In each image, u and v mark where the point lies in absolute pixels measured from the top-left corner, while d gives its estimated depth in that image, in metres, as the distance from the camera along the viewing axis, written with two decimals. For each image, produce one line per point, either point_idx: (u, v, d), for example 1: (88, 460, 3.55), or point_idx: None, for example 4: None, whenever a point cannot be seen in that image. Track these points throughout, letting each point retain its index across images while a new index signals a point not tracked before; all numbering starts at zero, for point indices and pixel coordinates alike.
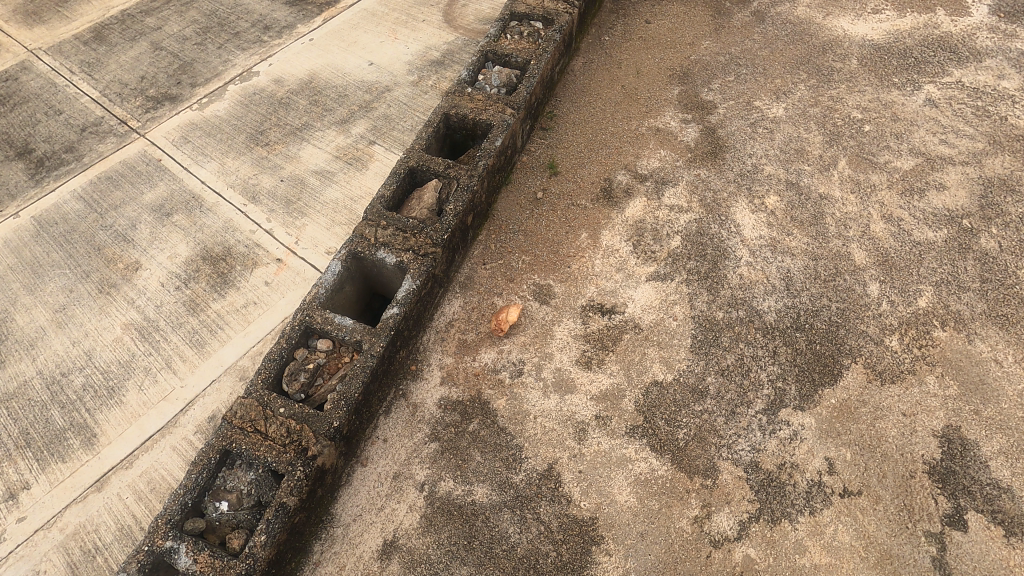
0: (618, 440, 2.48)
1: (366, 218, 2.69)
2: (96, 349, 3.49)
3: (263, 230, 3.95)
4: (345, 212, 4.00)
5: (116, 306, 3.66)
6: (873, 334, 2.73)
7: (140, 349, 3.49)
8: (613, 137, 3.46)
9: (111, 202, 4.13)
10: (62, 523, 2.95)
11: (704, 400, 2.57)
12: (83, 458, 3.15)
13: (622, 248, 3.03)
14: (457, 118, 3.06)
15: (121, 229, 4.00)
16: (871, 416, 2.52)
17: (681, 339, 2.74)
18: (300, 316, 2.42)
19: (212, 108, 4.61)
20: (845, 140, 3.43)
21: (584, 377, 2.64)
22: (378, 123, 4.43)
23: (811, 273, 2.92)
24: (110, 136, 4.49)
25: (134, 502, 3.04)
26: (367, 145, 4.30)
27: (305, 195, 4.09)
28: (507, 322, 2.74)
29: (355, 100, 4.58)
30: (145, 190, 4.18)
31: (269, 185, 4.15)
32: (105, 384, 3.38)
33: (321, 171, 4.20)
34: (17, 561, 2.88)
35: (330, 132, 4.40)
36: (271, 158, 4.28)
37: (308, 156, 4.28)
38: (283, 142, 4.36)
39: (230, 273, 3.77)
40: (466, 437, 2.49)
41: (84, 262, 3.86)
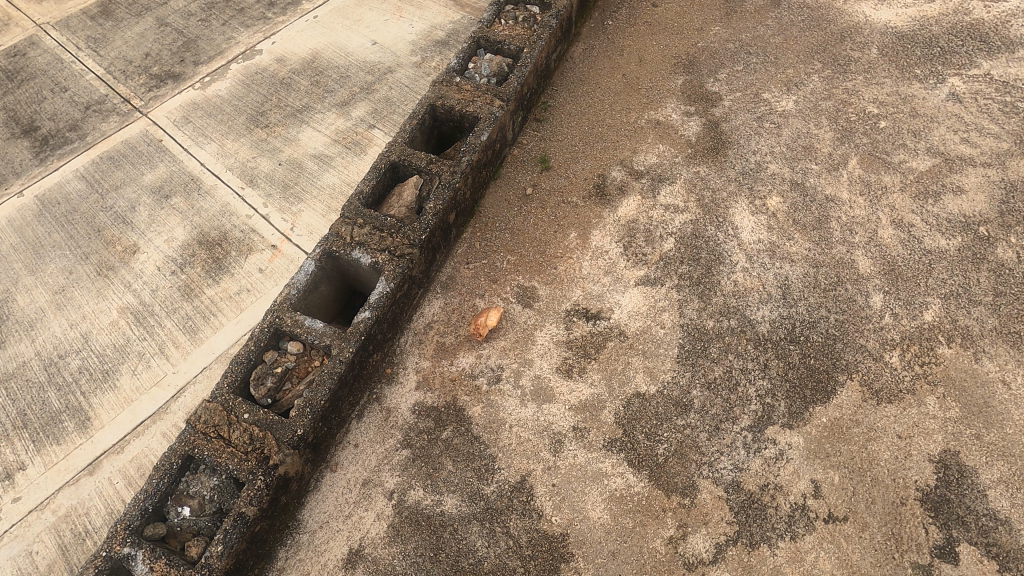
0: (594, 454, 2.39)
1: (342, 215, 2.60)
2: (93, 332, 3.48)
3: (259, 215, 3.88)
4: (342, 198, 3.91)
5: (113, 289, 3.64)
6: (872, 349, 2.58)
7: (136, 334, 3.47)
8: (609, 130, 3.29)
9: (112, 183, 4.09)
10: (55, 504, 2.96)
11: (688, 414, 2.46)
12: (76, 441, 3.15)
13: (611, 249, 2.90)
14: (444, 110, 2.93)
15: (121, 211, 3.96)
16: (864, 437, 2.39)
17: (668, 348, 2.62)
18: (270, 318, 2.36)
19: (214, 87, 4.52)
20: (857, 137, 3.23)
21: (564, 387, 2.54)
22: (379, 106, 4.30)
23: (811, 281, 2.77)
24: (113, 115, 4.43)
25: (125, 485, 3.03)
26: (366, 129, 4.18)
27: (303, 180, 4.00)
28: (487, 326, 2.65)
29: (355, 82, 4.44)
30: (146, 171, 4.13)
31: (267, 169, 4.07)
32: (100, 367, 3.37)
33: (319, 155, 4.10)
34: (10, 540, 2.90)
35: (329, 115, 4.28)
36: (269, 140, 4.20)
37: (307, 139, 4.18)
38: (283, 124, 4.27)
39: (225, 259, 3.72)
40: (438, 445, 2.43)
41: (84, 244, 3.84)
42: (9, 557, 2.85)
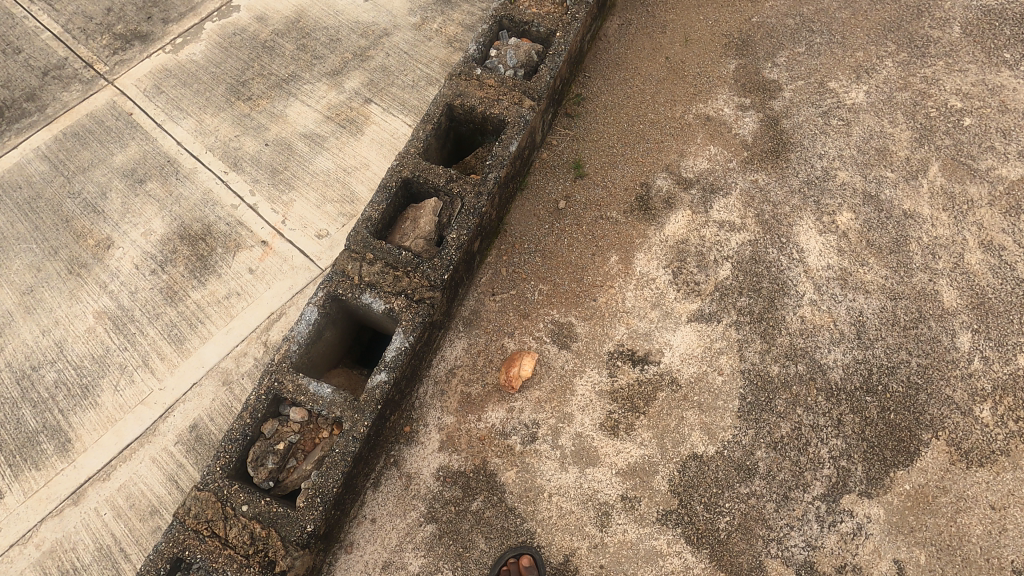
0: (647, 529, 2.11)
1: (349, 248, 2.20)
2: (68, 340, 2.98)
3: (246, 205, 3.29)
4: (337, 185, 3.30)
5: (87, 290, 3.11)
6: (960, 401, 2.26)
7: (115, 343, 2.97)
8: (652, 128, 2.84)
9: (79, 164, 3.47)
10: (40, 539, 2.59)
11: (751, 481, 2.17)
12: (58, 465, 2.73)
13: (659, 277, 2.51)
14: (463, 110, 2.47)
15: (89, 198, 3.37)
16: (952, 508, 2.11)
17: (727, 400, 2.29)
18: (267, 382, 1.99)
19: (188, 50, 3.81)
20: (939, 138, 2.79)
21: (610, 448, 2.22)
22: (375, 76, 3.61)
23: (888, 318, 2.41)
24: (76, 82, 3.74)
25: (115, 516, 2.62)
26: (363, 104, 3.52)
27: (294, 163, 3.38)
28: (520, 378, 2.31)
29: (347, 46, 3.73)
30: (116, 151, 3.50)
31: (252, 149, 3.44)
32: (79, 381, 2.90)
33: (310, 135, 3.46)
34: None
35: (320, 86, 3.61)
36: (253, 116, 3.55)
37: (297, 115, 3.53)
38: (268, 96, 3.60)
39: (211, 256, 3.16)
40: (468, 519, 2.13)
41: (52, 237, 3.27)
42: None
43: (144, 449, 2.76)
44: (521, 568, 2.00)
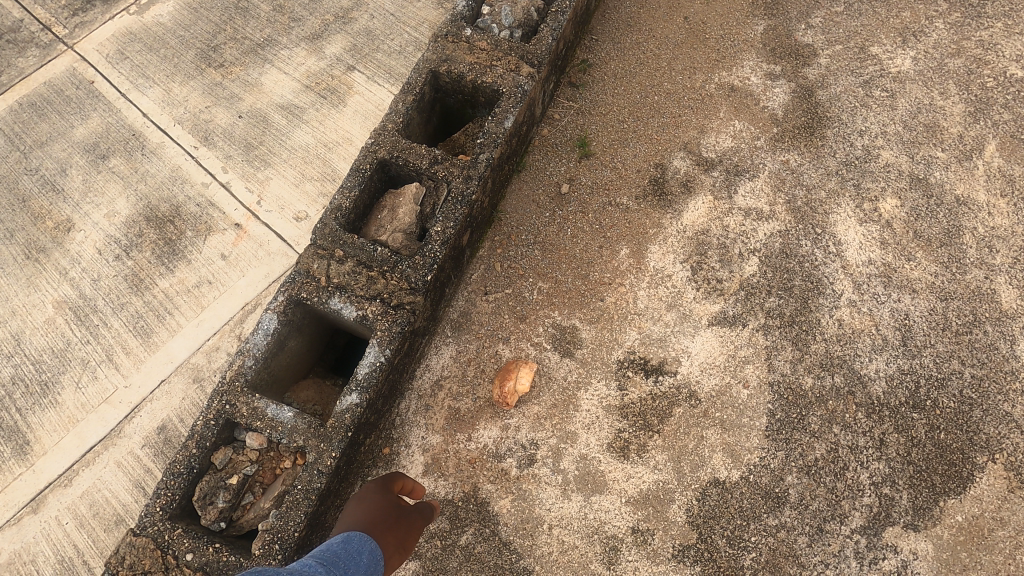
0: (661, 568, 1.84)
1: (316, 243, 1.88)
2: (24, 333, 2.58)
3: (218, 183, 2.82)
4: (319, 162, 2.82)
5: (44, 278, 2.68)
6: (1020, 419, 1.98)
7: (77, 335, 2.56)
8: (669, 100, 2.48)
9: (33, 136, 2.97)
10: None
11: (781, 511, 1.89)
12: (14, 470, 2.38)
13: (676, 274, 2.19)
14: (451, 78, 2.12)
15: (47, 174, 2.89)
16: (1010, 543, 1.84)
17: (753, 417, 1.99)
18: (218, 405, 1.69)
19: (156, 10, 3.25)
20: (995, 112, 2.44)
21: (619, 472, 1.94)
22: (359, 41, 3.08)
23: (939, 321, 2.10)
24: (31, 46, 3.18)
25: (77, 526, 2.28)
26: (345, 72, 2.99)
27: (270, 136, 2.89)
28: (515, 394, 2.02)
29: (328, 6, 3.18)
30: (76, 123, 2.99)
31: (225, 122, 2.94)
32: (36, 378, 2.51)
33: (288, 105, 2.95)
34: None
35: (299, 52, 3.07)
36: (225, 84, 3.02)
37: (273, 83, 3.01)
38: (242, 62, 3.07)
39: (179, 241, 2.71)
40: (456, 555, 1.86)
41: (5, 219, 2.81)
42: None
43: (109, 454, 2.38)
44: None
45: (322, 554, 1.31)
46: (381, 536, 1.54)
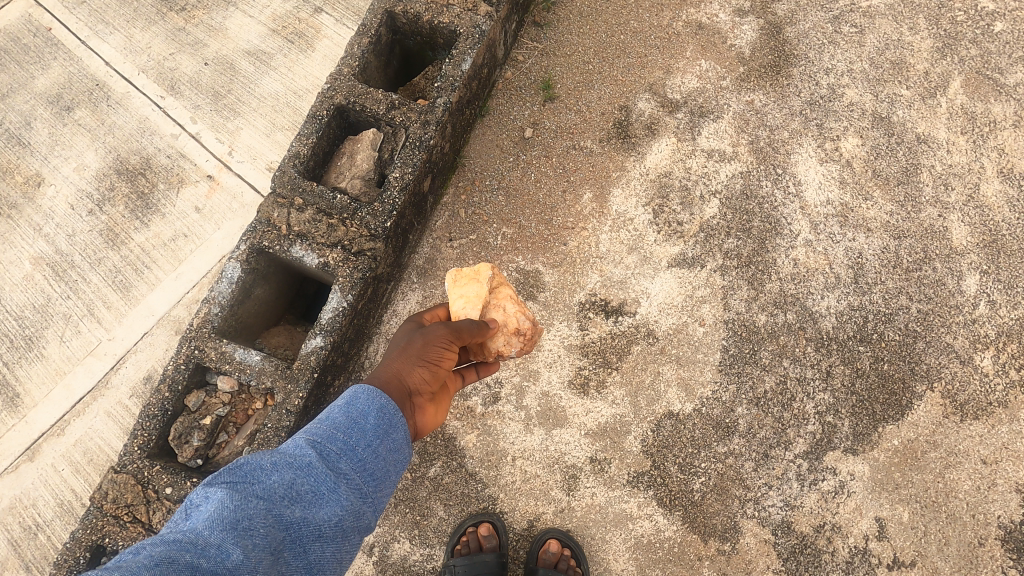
0: (617, 492, 1.97)
1: (275, 192, 1.89)
2: (3, 290, 2.61)
3: (188, 134, 2.75)
4: (287, 112, 2.73)
5: (18, 233, 2.68)
6: (960, 349, 2.08)
7: (56, 291, 2.59)
8: (635, 39, 2.42)
9: None
10: None
11: (730, 440, 2.01)
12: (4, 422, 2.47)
13: (637, 218, 2.22)
14: (408, 20, 2.08)
15: (12, 128, 2.83)
16: (941, 463, 1.98)
17: (708, 353, 2.08)
18: (187, 350, 1.76)
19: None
20: (963, 47, 2.40)
21: (578, 407, 2.04)
22: None
23: (889, 259, 2.16)
24: None
25: (73, 472, 2.39)
26: (311, 14, 2.87)
27: (238, 86, 2.80)
28: (510, 324, 1.65)
29: None
30: (37, 73, 2.90)
31: (190, 70, 2.84)
32: (19, 333, 2.55)
33: (254, 53, 2.83)
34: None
35: None
36: (189, 32, 2.90)
37: (238, 29, 2.88)
38: (205, 6, 2.95)
39: (152, 194, 2.68)
40: (426, 485, 2.00)
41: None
42: None
43: (97, 404, 2.43)
44: (480, 538, 1.91)
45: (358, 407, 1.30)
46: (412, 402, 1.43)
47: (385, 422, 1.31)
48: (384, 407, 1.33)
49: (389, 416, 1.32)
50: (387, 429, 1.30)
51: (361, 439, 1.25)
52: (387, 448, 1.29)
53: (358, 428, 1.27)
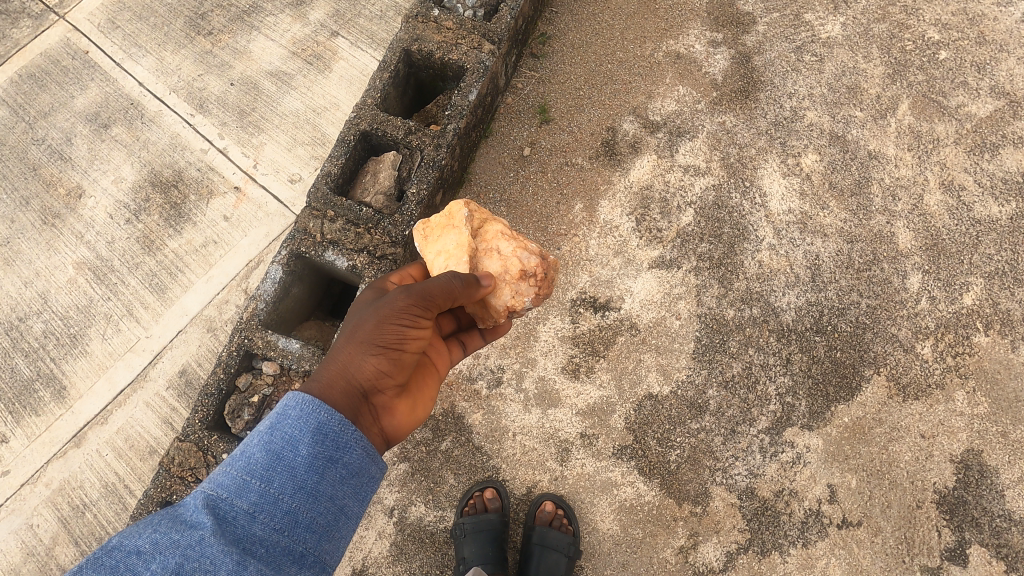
0: (603, 463, 2.29)
1: (310, 205, 2.22)
2: (51, 292, 2.93)
3: (216, 149, 3.06)
4: (308, 129, 3.04)
5: (63, 241, 3.00)
6: (903, 339, 2.38)
7: (98, 293, 2.91)
8: (621, 67, 2.74)
9: (40, 108, 3.21)
10: (48, 478, 2.69)
11: (702, 417, 2.32)
12: (57, 411, 2.78)
13: (622, 225, 2.54)
14: (422, 56, 2.42)
15: (56, 145, 3.15)
16: (885, 437, 2.28)
17: (683, 343, 2.39)
18: (238, 339, 2.09)
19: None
20: (912, 73, 2.71)
21: (570, 390, 2.36)
22: (340, 6, 3.22)
23: (843, 260, 2.47)
24: (24, 18, 3.37)
25: (116, 457, 2.70)
26: (329, 39, 3.16)
27: (262, 105, 3.10)
28: (509, 267, 1.78)
29: None
30: (76, 93, 3.22)
31: (218, 90, 3.15)
32: (67, 331, 2.87)
33: (276, 74, 3.13)
34: (8, 515, 2.67)
35: (284, 19, 3.22)
36: (216, 54, 3.21)
37: (261, 51, 3.18)
38: (230, 31, 3.24)
39: (184, 205, 3.00)
40: (438, 457, 2.31)
41: (21, 186, 3.11)
42: (12, 533, 2.64)
43: (138, 395, 2.77)
44: (485, 501, 2.25)
45: (282, 440, 1.42)
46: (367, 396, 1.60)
47: (320, 448, 1.44)
48: (318, 424, 1.46)
49: (326, 436, 1.46)
50: (325, 454, 1.44)
51: (286, 476, 1.39)
52: (316, 481, 1.42)
53: (283, 462, 1.40)
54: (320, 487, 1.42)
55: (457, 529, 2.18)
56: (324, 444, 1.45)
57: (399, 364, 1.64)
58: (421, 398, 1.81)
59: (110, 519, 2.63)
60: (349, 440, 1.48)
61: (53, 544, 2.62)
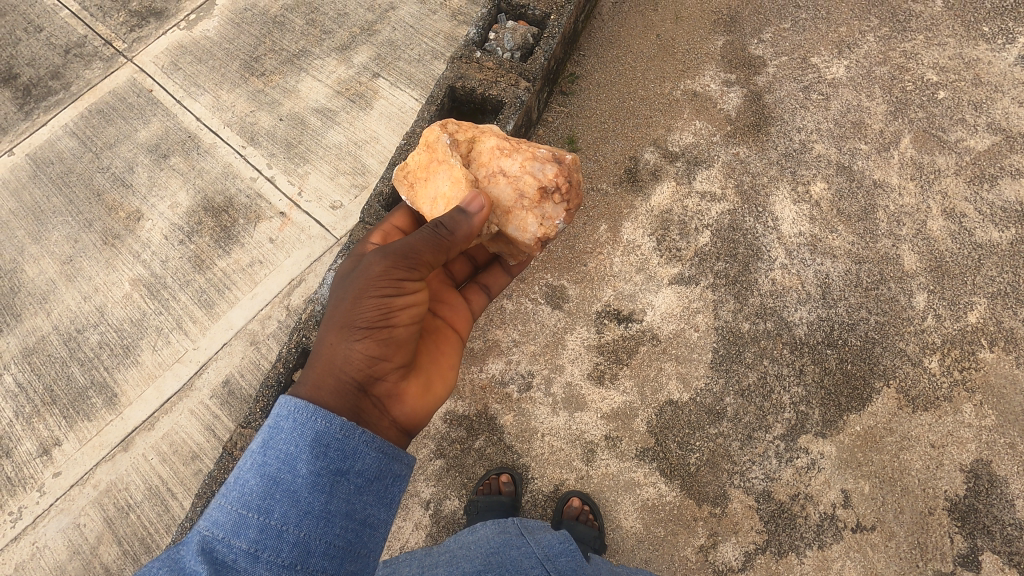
0: (627, 463, 2.44)
1: (363, 221, 2.49)
2: (108, 305, 3.15)
3: (264, 177, 3.34)
4: (350, 159, 3.34)
5: (122, 260, 3.24)
6: (911, 353, 2.53)
7: (151, 308, 3.14)
8: (642, 104, 3.02)
9: (106, 140, 3.51)
10: (96, 480, 2.87)
11: (720, 423, 2.46)
12: (107, 417, 2.97)
13: (644, 245, 2.75)
14: (465, 91, 2.73)
15: (118, 172, 3.43)
16: (896, 446, 2.40)
17: (701, 353, 2.56)
18: (297, 338, 2.45)
19: (202, 26, 3.75)
20: (912, 111, 2.94)
21: (596, 394, 2.53)
22: (383, 50, 3.56)
23: (851, 280, 2.65)
24: (96, 60, 3.72)
25: (161, 460, 2.89)
26: (372, 79, 3.50)
27: (308, 137, 3.41)
28: (516, 189, 2.04)
29: (355, 20, 3.66)
30: (139, 127, 3.53)
31: (268, 125, 3.45)
32: (120, 342, 3.09)
33: (323, 110, 3.46)
34: (57, 514, 2.83)
35: (330, 62, 3.56)
36: (267, 92, 3.53)
37: (309, 90, 3.51)
38: (281, 71, 3.57)
39: (234, 227, 3.25)
40: (472, 454, 2.50)
41: (86, 209, 3.37)
42: (61, 531, 2.80)
43: (183, 403, 2.97)
44: (500, 484, 2.44)
45: (277, 463, 1.55)
46: (358, 385, 1.76)
47: (323, 462, 1.58)
48: (315, 435, 1.59)
49: (327, 446, 1.59)
50: (329, 468, 1.58)
51: (288, 502, 1.52)
52: (322, 502, 1.55)
53: (282, 488, 1.53)
54: (329, 506, 1.56)
55: (471, 505, 2.41)
56: (324, 458, 1.58)
57: (391, 344, 1.81)
58: (431, 375, 2.01)
59: (153, 520, 2.80)
60: (356, 443, 1.63)
61: (97, 543, 2.79)
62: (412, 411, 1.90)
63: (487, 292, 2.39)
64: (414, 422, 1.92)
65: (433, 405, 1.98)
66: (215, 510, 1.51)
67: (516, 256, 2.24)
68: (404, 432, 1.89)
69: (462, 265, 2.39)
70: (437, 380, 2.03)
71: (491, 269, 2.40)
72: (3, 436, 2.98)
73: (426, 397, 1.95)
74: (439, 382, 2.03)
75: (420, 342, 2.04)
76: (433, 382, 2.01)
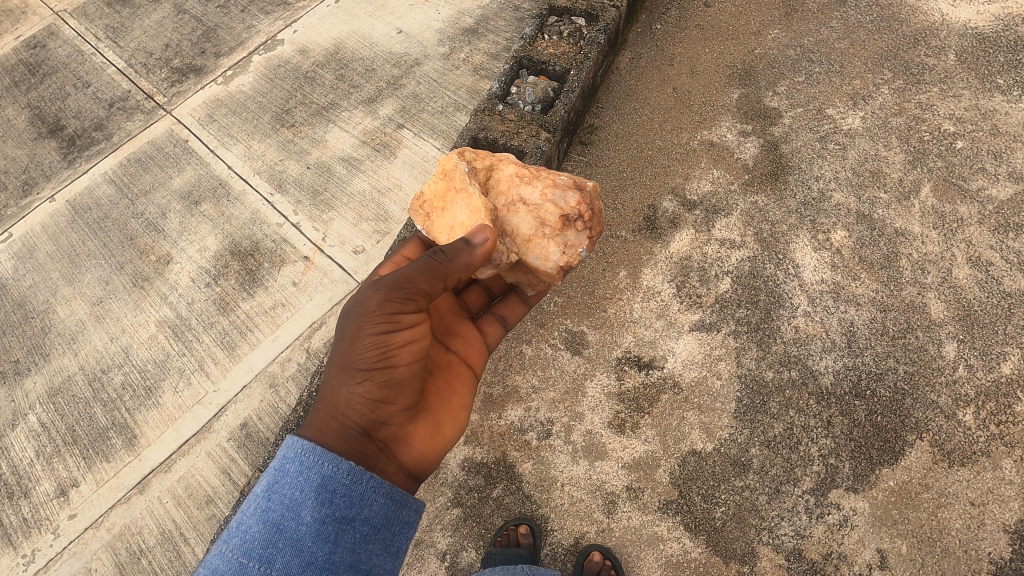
0: (650, 516, 2.37)
1: None
2: (133, 346, 3.22)
3: (290, 223, 3.45)
4: (373, 206, 3.45)
5: (150, 301, 3.33)
6: (944, 405, 2.45)
7: (175, 349, 3.20)
8: (660, 154, 3.08)
9: (142, 187, 3.68)
10: (110, 523, 2.85)
11: (746, 475, 2.39)
12: (125, 458, 2.98)
13: (664, 291, 2.75)
14: (487, 142, 2.83)
15: (152, 218, 3.57)
16: (934, 503, 2.30)
17: (725, 402, 2.51)
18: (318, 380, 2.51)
19: (238, 81, 3.97)
20: (931, 159, 2.96)
21: (616, 443, 2.48)
22: (407, 103, 3.72)
23: (877, 328, 2.60)
24: (137, 113, 3.95)
25: (175, 504, 2.87)
26: (396, 130, 3.64)
27: (333, 184, 3.53)
28: (537, 218, 2.09)
29: (382, 75, 3.84)
30: (174, 175, 3.69)
31: (296, 173, 3.59)
32: (143, 383, 3.13)
33: (348, 158, 3.59)
34: (70, 558, 2.81)
35: (357, 114, 3.73)
36: (296, 142, 3.69)
37: (336, 140, 3.66)
38: (310, 123, 3.74)
39: (259, 271, 3.33)
40: (490, 504, 2.45)
41: (118, 253, 3.49)
42: None
43: (201, 445, 2.97)
44: (518, 535, 2.36)
45: (281, 510, 1.60)
46: (359, 430, 1.79)
47: (329, 509, 1.61)
48: (322, 480, 1.63)
49: (333, 492, 1.63)
50: (334, 516, 1.61)
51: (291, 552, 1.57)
52: (326, 551, 1.60)
53: (285, 535, 1.59)
54: (332, 556, 1.60)
55: (489, 557, 2.34)
56: (329, 505, 1.61)
57: (394, 386, 1.82)
58: (442, 413, 2.02)
59: (164, 566, 2.76)
60: (363, 489, 1.66)
61: None
62: (421, 454, 1.91)
63: (504, 325, 2.39)
64: (423, 465, 1.93)
65: (443, 446, 1.98)
66: (216, 557, 1.58)
67: (534, 286, 2.26)
68: (412, 475, 1.92)
69: (478, 296, 2.45)
70: (448, 420, 2.02)
71: (505, 302, 2.42)
72: (23, 476, 3.00)
73: (436, 438, 1.96)
74: (450, 421, 2.03)
75: (429, 381, 2.04)
76: (443, 423, 2.01)
